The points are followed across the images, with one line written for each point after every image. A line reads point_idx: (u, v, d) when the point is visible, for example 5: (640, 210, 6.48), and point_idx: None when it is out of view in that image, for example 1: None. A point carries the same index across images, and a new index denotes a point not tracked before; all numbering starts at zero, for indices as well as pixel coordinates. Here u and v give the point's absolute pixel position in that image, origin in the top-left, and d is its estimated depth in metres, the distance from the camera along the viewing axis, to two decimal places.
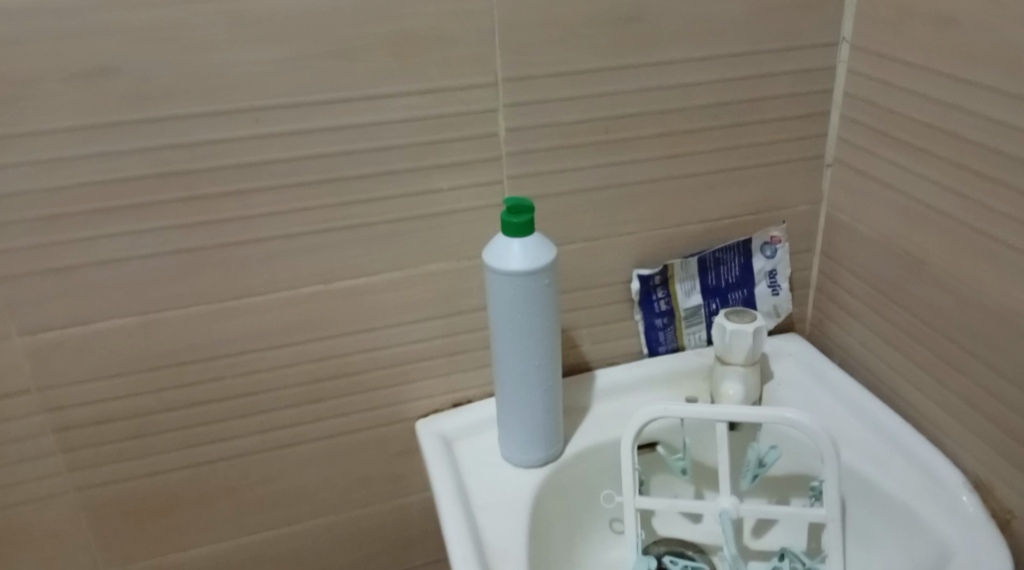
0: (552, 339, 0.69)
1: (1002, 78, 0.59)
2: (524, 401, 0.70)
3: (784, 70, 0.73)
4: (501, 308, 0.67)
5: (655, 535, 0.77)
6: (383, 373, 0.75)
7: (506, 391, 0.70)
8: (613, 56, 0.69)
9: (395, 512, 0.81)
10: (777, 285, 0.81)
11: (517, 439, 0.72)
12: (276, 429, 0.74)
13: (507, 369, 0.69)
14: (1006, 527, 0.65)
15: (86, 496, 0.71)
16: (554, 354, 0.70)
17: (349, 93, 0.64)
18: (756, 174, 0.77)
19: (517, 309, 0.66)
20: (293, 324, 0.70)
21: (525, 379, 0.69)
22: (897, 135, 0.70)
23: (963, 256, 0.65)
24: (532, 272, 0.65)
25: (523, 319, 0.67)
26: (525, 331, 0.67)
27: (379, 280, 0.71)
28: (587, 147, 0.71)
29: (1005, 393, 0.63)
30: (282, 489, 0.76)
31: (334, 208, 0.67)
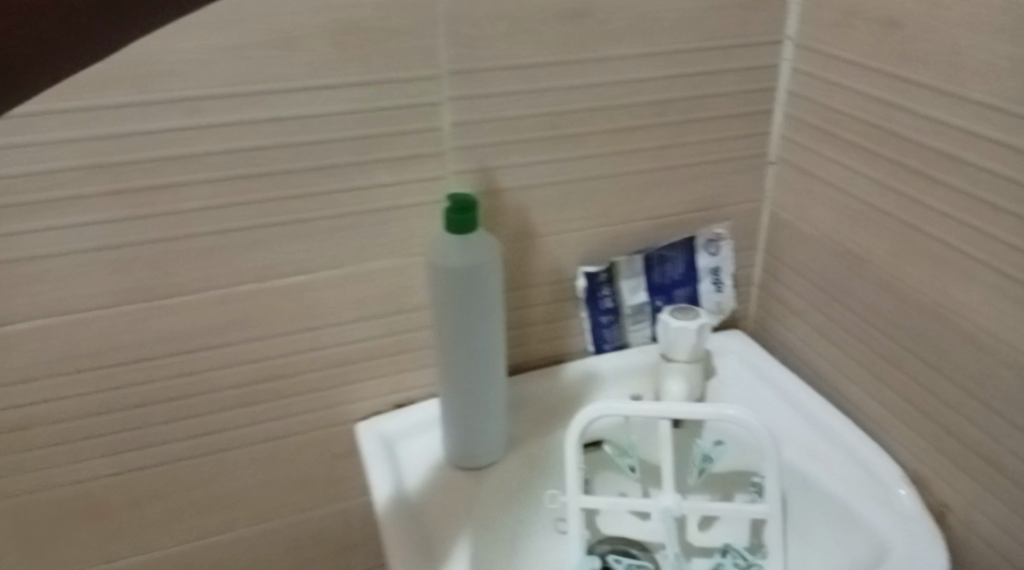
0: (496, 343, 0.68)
1: (942, 80, 0.60)
2: (470, 402, 0.69)
3: (731, 68, 0.73)
4: (443, 306, 0.65)
5: (599, 534, 0.76)
6: (326, 372, 0.73)
7: (452, 393, 0.69)
8: (560, 52, 0.68)
9: (339, 514, 0.80)
10: (721, 281, 0.82)
11: (463, 441, 0.71)
12: (209, 433, 0.71)
13: (453, 372, 0.68)
14: (941, 520, 0.67)
15: (9, 504, 0.68)
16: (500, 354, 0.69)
17: (289, 85, 0.62)
18: (702, 171, 0.77)
19: (461, 308, 0.65)
20: (233, 321, 0.68)
21: (471, 381, 0.68)
22: (840, 135, 0.70)
23: (902, 255, 0.66)
24: (475, 268, 0.64)
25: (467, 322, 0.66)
26: (472, 332, 0.66)
27: (319, 278, 0.69)
28: (534, 143, 0.70)
29: (941, 389, 0.65)
30: (219, 493, 0.74)
31: (272, 203, 0.65)
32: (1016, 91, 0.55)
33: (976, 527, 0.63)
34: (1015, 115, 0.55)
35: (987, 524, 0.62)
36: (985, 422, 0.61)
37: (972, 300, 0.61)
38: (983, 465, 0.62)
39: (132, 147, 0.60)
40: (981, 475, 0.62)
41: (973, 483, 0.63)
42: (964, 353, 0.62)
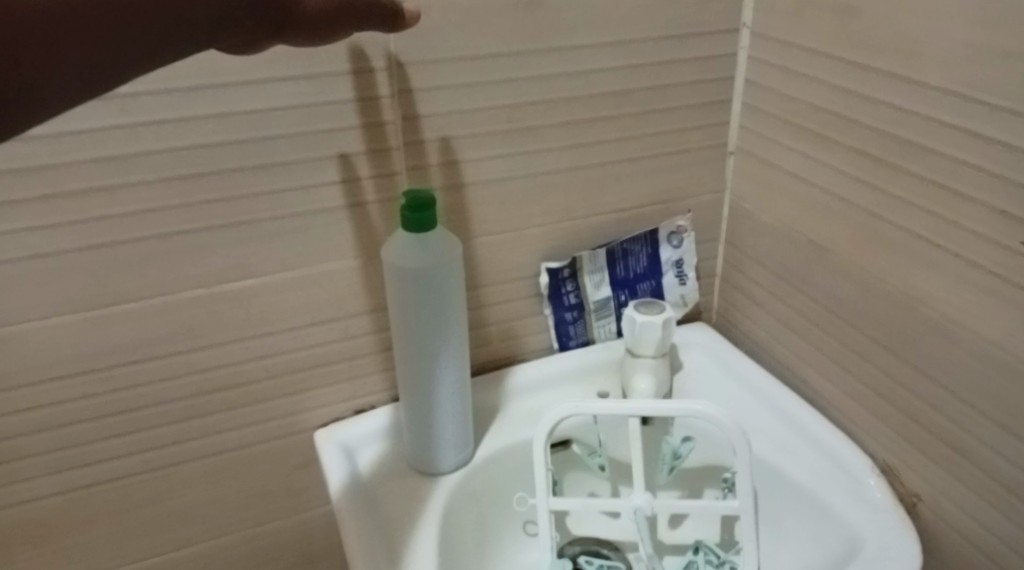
0: (459, 342, 0.66)
1: (899, 66, 0.59)
2: (433, 403, 0.67)
3: (686, 58, 0.72)
4: (403, 308, 0.63)
5: (569, 535, 0.75)
6: (279, 380, 0.70)
7: (414, 394, 0.67)
8: (513, 43, 0.66)
9: (301, 526, 0.77)
10: (684, 274, 0.80)
11: (426, 444, 0.68)
12: (158, 448, 0.68)
13: (415, 371, 0.65)
14: (911, 509, 0.66)
15: None
16: (463, 351, 0.66)
17: (231, 80, 0.59)
18: (662, 163, 0.76)
19: (421, 308, 0.63)
20: (180, 330, 0.65)
21: (434, 380, 0.66)
22: (798, 124, 0.70)
23: (865, 245, 0.65)
24: (435, 269, 0.62)
25: (429, 319, 0.63)
26: (433, 329, 0.64)
27: (269, 282, 0.66)
28: (490, 137, 0.68)
29: (908, 379, 0.64)
30: (171, 509, 0.70)
31: (218, 205, 0.62)
32: (976, 78, 0.54)
33: (946, 514, 0.63)
34: (976, 102, 0.55)
35: (958, 513, 0.62)
36: (954, 411, 0.61)
37: (938, 289, 0.60)
38: (953, 454, 0.62)
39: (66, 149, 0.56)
40: (951, 464, 0.62)
41: (943, 473, 0.63)
42: (930, 342, 0.61)
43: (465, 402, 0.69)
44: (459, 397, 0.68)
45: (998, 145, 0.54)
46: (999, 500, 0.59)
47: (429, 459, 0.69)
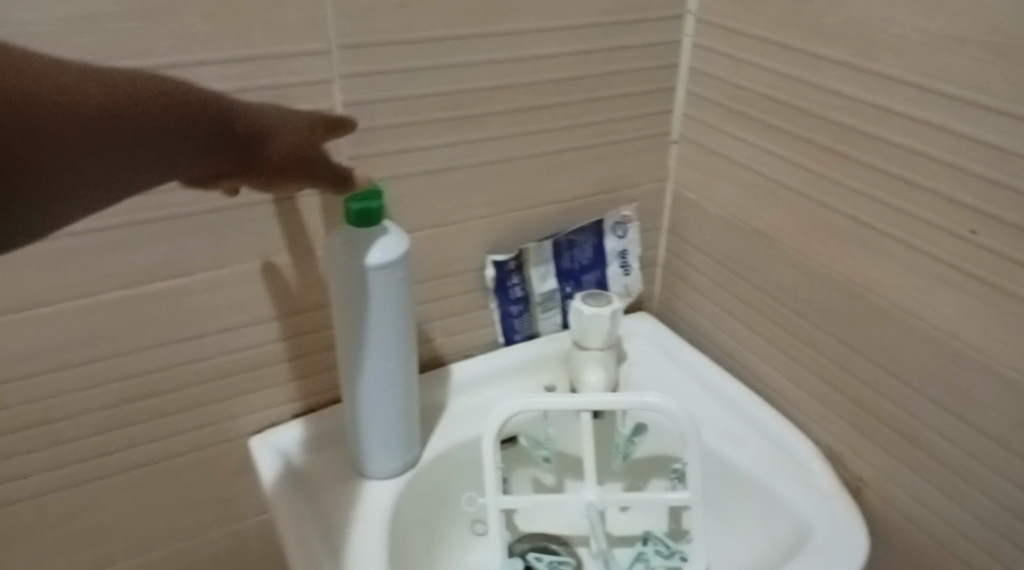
0: (407, 340, 0.62)
1: (852, 54, 0.59)
2: (374, 404, 0.63)
3: (633, 44, 0.70)
4: (345, 305, 0.59)
5: (518, 532, 0.73)
6: (210, 385, 0.66)
7: (359, 395, 0.63)
8: (459, 25, 0.63)
9: (231, 536, 0.72)
10: (628, 265, 0.80)
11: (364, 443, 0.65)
12: (78, 461, 0.63)
13: (356, 369, 0.62)
14: (856, 494, 0.67)
15: None
16: (409, 353, 0.63)
17: (158, 61, 0.54)
18: (606, 152, 0.74)
19: (363, 306, 0.59)
20: (104, 334, 0.60)
21: (376, 381, 0.62)
22: (744, 112, 0.69)
23: (812, 234, 0.65)
24: (381, 269, 0.58)
25: (375, 316, 0.60)
26: (376, 329, 0.60)
27: (199, 280, 0.61)
28: (435, 125, 0.65)
29: (855, 366, 0.65)
30: (94, 526, 0.65)
31: (142, 198, 0.57)
32: (932, 67, 0.54)
33: (892, 499, 0.64)
34: (931, 91, 0.55)
35: (904, 498, 0.63)
36: (902, 398, 0.62)
37: (887, 277, 0.60)
38: (899, 440, 0.63)
39: None
40: (897, 450, 0.63)
41: (888, 457, 0.64)
42: (880, 330, 0.62)
43: (411, 405, 0.65)
44: (406, 397, 0.64)
45: (951, 134, 0.54)
46: (947, 484, 0.60)
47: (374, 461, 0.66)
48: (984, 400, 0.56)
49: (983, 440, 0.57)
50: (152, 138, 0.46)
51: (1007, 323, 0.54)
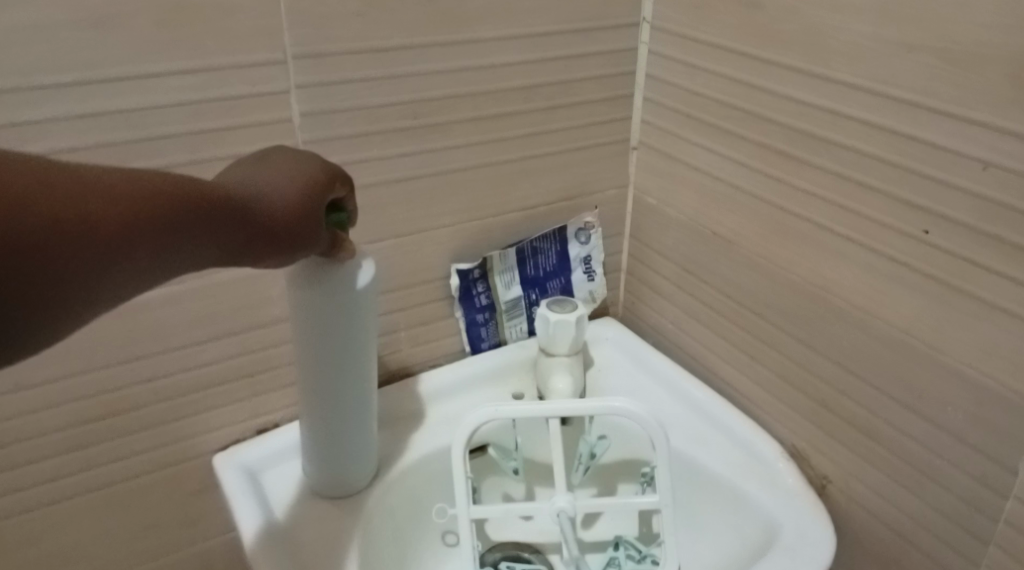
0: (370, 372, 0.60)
1: (805, 59, 0.60)
2: (341, 426, 0.61)
3: (591, 52, 0.71)
4: (310, 335, 0.56)
5: (489, 542, 0.73)
6: (170, 403, 0.64)
7: (316, 424, 0.61)
8: (416, 34, 0.62)
9: (197, 557, 0.71)
10: (592, 270, 0.80)
11: (329, 460, 0.63)
12: (32, 485, 0.61)
13: (322, 397, 0.59)
14: (821, 492, 0.69)
15: None
16: (373, 371, 0.61)
17: (111, 72, 0.53)
18: (567, 159, 0.75)
19: (331, 337, 0.56)
20: (57, 354, 0.58)
21: (343, 404, 0.60)
22: (701, 118, 0.70)
23: (771, 236, 0.66)
24: (351, 297, 0.55)
25: (336, 353, 0.57)
26: (344, 357, 0.58)
27: (155, 295, 0.60)
28: (395, 134, 0.65)
29: (817, 365, 0.66)
30: (51, 554, 0.63)
31: None
32: (882, 71, 0.55)
33: (856, 496, 0.66)
34: (881, 95, 0.56)
35: (868, 494, 0.65)
36: (862, 396, 0.63)
37: (844, 277, 0.62)
38: (862, 438, 0.64)
39: None
40: (861, 448, 0.64)
41: (851, 455, 0.65)
42: (840, 330, 0.63)
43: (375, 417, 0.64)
44: (366, 425, 0.63)
45: (902, 137, 0.55)
46: (908, 478, 0.61)
47: (331, 483, 0.65)
48: (941, 396, 0.57)
49: (942, 435, 0.58)
50: (179, 234, 0.42)
51: (961, 321, 0.55)
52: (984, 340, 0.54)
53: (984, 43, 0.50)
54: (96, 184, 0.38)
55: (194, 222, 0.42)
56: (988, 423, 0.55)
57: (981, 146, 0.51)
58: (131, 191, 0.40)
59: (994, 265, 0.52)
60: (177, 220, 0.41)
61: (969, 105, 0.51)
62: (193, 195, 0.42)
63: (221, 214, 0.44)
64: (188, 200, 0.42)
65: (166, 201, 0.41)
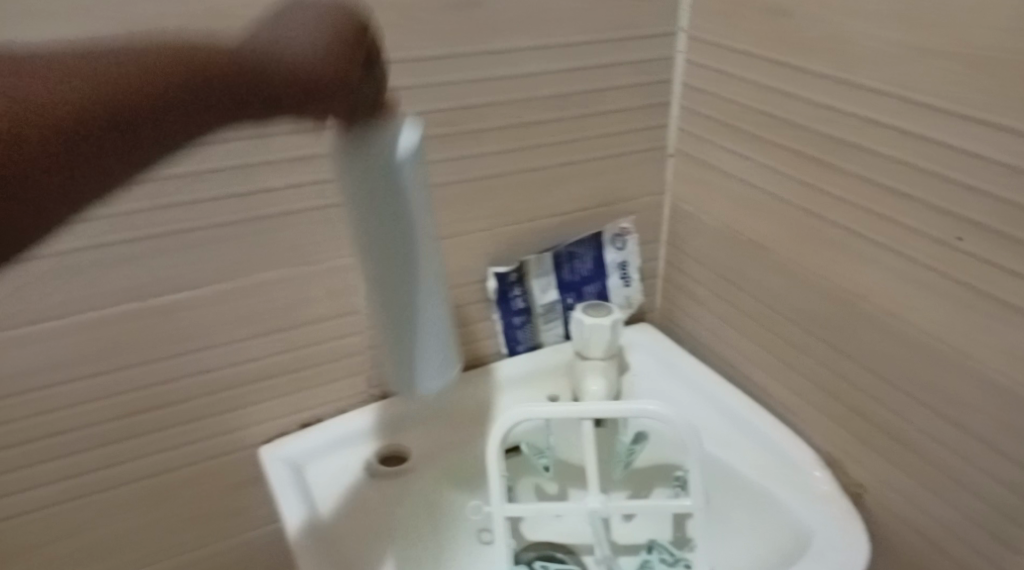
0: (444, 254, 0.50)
1: (831, 65, 0.61)
2: (414, 340, 0.51)
3: (625, 61, 0.73)
4: (359, 230, 0.47)
5: (524, 541, 0.74)
6: (217, 397, 0.67)
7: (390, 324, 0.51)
8: (452, 44, 0.65)
9: (241, 547, 0.74)
10: (628, 276, 0.81)
11: (405, 380, 0.53)
12: (89, 472, 0.64)
13: (387, 307, 0.50)
14: (856, 500, 0.68)
15: None
16: (433, 263, 0.49)
17: None
18: (600, 167, 0.76)
19: (382, 203, 0.45)
20: (112, 347, 0.62)
21: (411, 312, 0.50)
22: (733, 125, 0.71)
23: (802, 241, 0.67)
24: (388, 165, 0.44)
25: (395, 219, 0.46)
26: (399, 249, 0.47)
27: (205, 294, 0.63)
28: (433, 141, 0.67)
29: (849, 370, 0.66)
30: (104, 538, 0.67)
31: (146, 213, 0.59)
32: (908, 76, 0.56)
33: (889, 504, 0.65)
34: (907, 100, 0.56)
35: (900, 501, 0.64)
36: (892, 400, 0.63)
37: (874, 282, 0.62)
38: (892, 444, 0.64)
39: None
40: (892, 454, 0.64)
41: (883, 462, 0.65)
42: (869, 335, 0.63)
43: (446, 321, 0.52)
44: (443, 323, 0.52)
45: (928, 141, 0.55)
46: (940, 487, 0.61)
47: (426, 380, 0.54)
48: (972, 402, 0.57)
49: (973, 442, 0.57)
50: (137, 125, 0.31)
51: (989, 325, 0.55)
52: (1013, 345, 0.53)
53: (1007, 48, 0.50)
54: (35, 78, 0.29)
55: (204, 106, 0.33)
56: (1017, 429, 0.54)
57: (1004, 150, 0.51)
58: (83, 79, 0.30)
59: (1021, 269, 0.52)
60: (132, 114, 0.31)
61: (992, 109, 0.51)
62: (161, 70, 0.32)
63: (195, 89, 0.33)
64: (143, 88, 0.31)
65: (120, 90, 0.30)
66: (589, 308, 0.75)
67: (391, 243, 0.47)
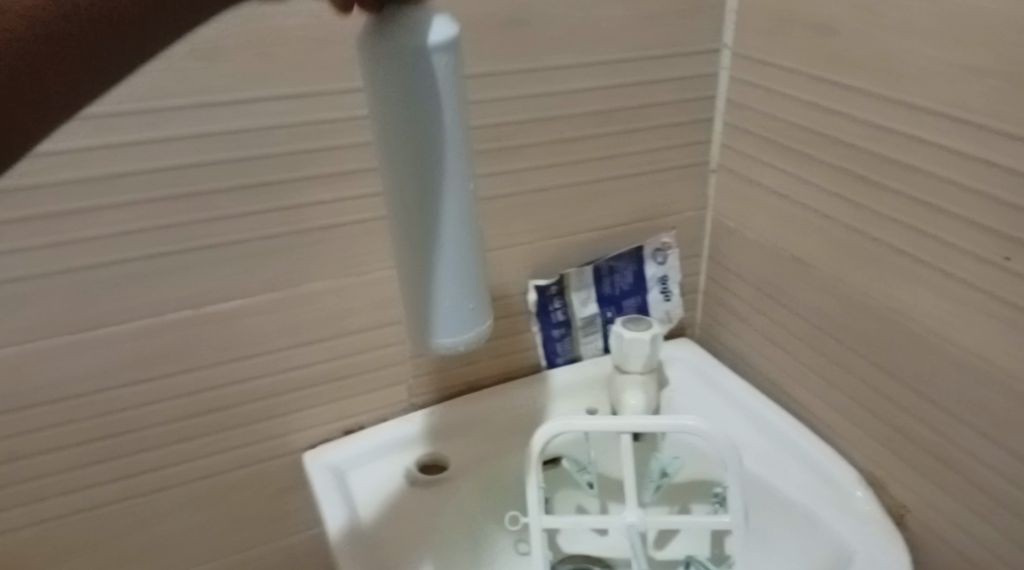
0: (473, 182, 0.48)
1: (877, 84, 0.60)
2: (432, 262, 0.48)
3: (668, 77, 0.73)
4: (382, 131, 0.45)
5: (561, 553, 0.75)
6: (265, 402, 0.69)
7: (410, 249, 0.48)
8: (498, 61, 0.66)
9: (285, 551, 0.76)
10: (669, 290, 0.82)
11: (420, 312, 0.50)
12: (140, 473, 0.67)
13: (406, 219, 0.47)
14: (898, 521, 0.67)
15: None
16: (459, 175, 0.46)
17: (220, 98, 0.58)
18: (642, 182, 0.77)
19: (407, 102, 0.43)
20: (165, 353, 0.64)
21: (431, 228, 0.47)
22: (777, 141, 0.71)
23: (845, 258, 0.66)
24: (415, 52, 0.42)
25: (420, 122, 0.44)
26: (422, 152, 0.45)
27: (254, 303, 0.65)
28: (477, 155, 0.68)
29: (892, 390, 0.65)
30: (153, 537, 0.69)
31: (200, 224, 0.61)
32: (957, 95, 0.55)
33: (933, 525, 0.64)
34: (955, 119, 0.55)
35: (944, 523, 0.63)
36: (936, 420, 0.62)
37: (919, 301, 0.61)
38: (937, 465, 0.63)
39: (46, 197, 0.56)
40: (936, 475, 0.63)
41: (928, 483, 0.64)
42: (913, 354, 0.62)
43: (471, 251, 0.49)
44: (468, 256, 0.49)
45: (977, 161, 0.55)
46: (985, 509, 0.60)
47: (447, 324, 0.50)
48: (1019, 425, 0.56)
49: (1020, 465, 0.56)
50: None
51: None
52: None
53: None
54: None
55: None
56: None
57: None
58: None
59: None
60: None
61: None
62: None
63: None
64: None
65: None
66: (628, 322, 0.75)
67: (415, 150, 0.44)
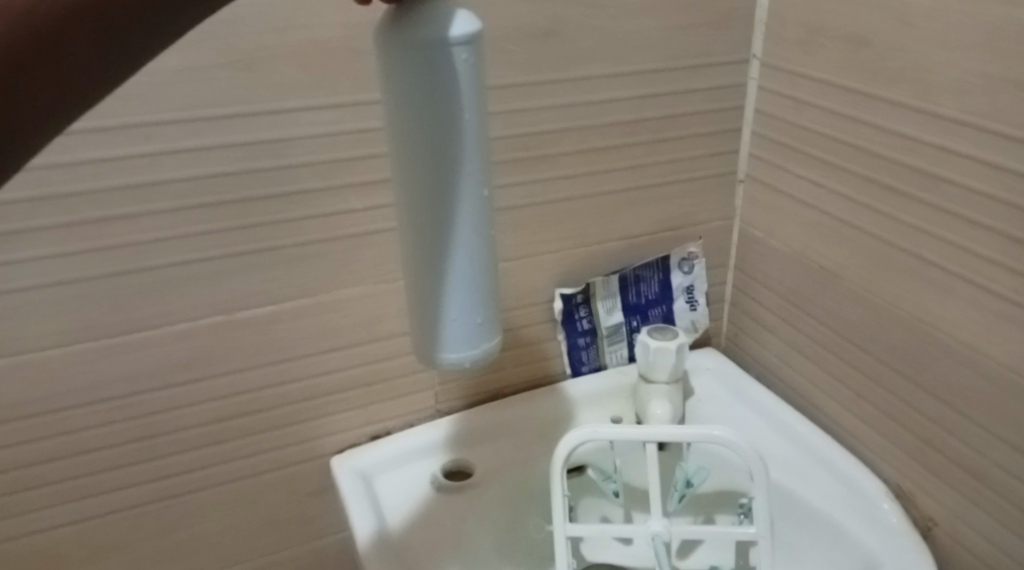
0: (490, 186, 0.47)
1: (910, 96, 0.60)
2: (445, 263, 0.47)
3: (698, 87, 0.73)
4: (402, 126, 0.44)
5: (586, 561, 0.75)
6: (294, 407, 0.70)
7: (426, 255, 0.47)
8: (529, 72, 0.66)
9: (312, 554, 0.76)
10: (695, 300, 0.81)
11: (429, 315, 0.49)
12: (172, 475, 0.67)
13: (422, 223, 0.46)
14: (927, 534, 0.67)
15: None
16: (476, 177, 0.45)
17: (257, 107, 0.59)
18: (670, 191, 0.77)
19: (426, 100, 0.43)
20: (198, 358, 0.65)
21: (447, 228, 0.46)
22: (807, 152, 0.71)
23: (875, 270, 0.66)
24: (436, 50, 0.42)
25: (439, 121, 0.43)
26: (440, 148, 0.44)
27: (286, 308, 0.66)
28: (507, 163, 0.69)
29: (921, 402, 0.65)
30: (183, 539, 0.70)
31: (234, 231, 0.62)
32: (991, 108, 0.55)
33: (963, 539, 0.64)
34: (989, 131, 0.55)
35: (974, 537, 0.63)
36: (966, 434, 0.61)
37: (950, 313, 0.61)
38: (968, 478, 0.62)
39: (86, 204, 0.57)
40: (967, 488, 0.62)
41: (958, 497, 0.63)
42: (944, 367, 0.62)
43: (484, 253, 0.48)
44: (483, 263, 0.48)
45: (1010, 173, 0.54)
46: (1016, 523, 0.59)
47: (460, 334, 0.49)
48: None
49: None
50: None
51: None
52: None
53: None
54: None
55: None
56: None
57: None
58: None
59: None
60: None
61: None
62: None
63: None
64: None
65: None
66: (654, 331, 0.76)
67: (433, 150, 0.44)
